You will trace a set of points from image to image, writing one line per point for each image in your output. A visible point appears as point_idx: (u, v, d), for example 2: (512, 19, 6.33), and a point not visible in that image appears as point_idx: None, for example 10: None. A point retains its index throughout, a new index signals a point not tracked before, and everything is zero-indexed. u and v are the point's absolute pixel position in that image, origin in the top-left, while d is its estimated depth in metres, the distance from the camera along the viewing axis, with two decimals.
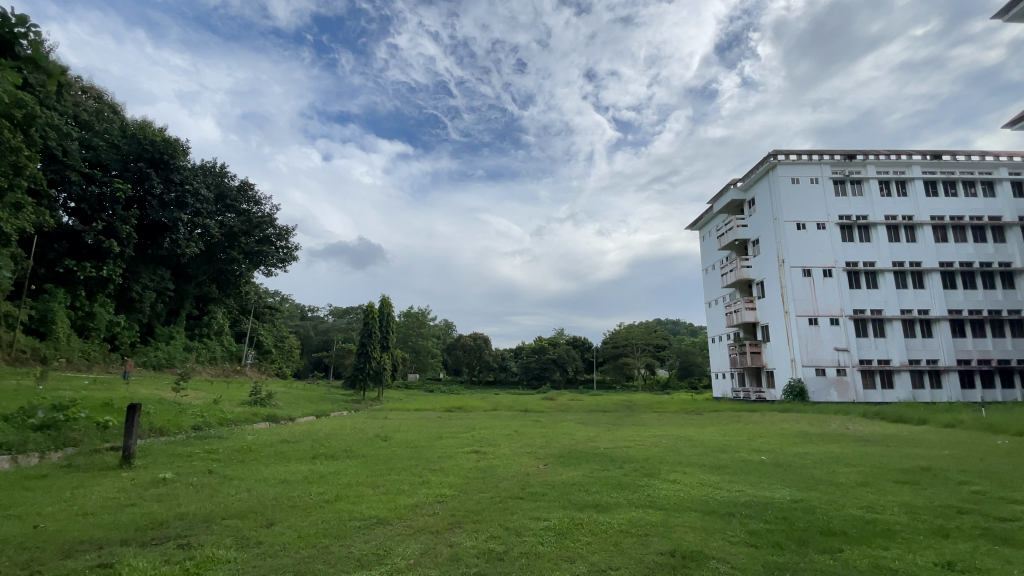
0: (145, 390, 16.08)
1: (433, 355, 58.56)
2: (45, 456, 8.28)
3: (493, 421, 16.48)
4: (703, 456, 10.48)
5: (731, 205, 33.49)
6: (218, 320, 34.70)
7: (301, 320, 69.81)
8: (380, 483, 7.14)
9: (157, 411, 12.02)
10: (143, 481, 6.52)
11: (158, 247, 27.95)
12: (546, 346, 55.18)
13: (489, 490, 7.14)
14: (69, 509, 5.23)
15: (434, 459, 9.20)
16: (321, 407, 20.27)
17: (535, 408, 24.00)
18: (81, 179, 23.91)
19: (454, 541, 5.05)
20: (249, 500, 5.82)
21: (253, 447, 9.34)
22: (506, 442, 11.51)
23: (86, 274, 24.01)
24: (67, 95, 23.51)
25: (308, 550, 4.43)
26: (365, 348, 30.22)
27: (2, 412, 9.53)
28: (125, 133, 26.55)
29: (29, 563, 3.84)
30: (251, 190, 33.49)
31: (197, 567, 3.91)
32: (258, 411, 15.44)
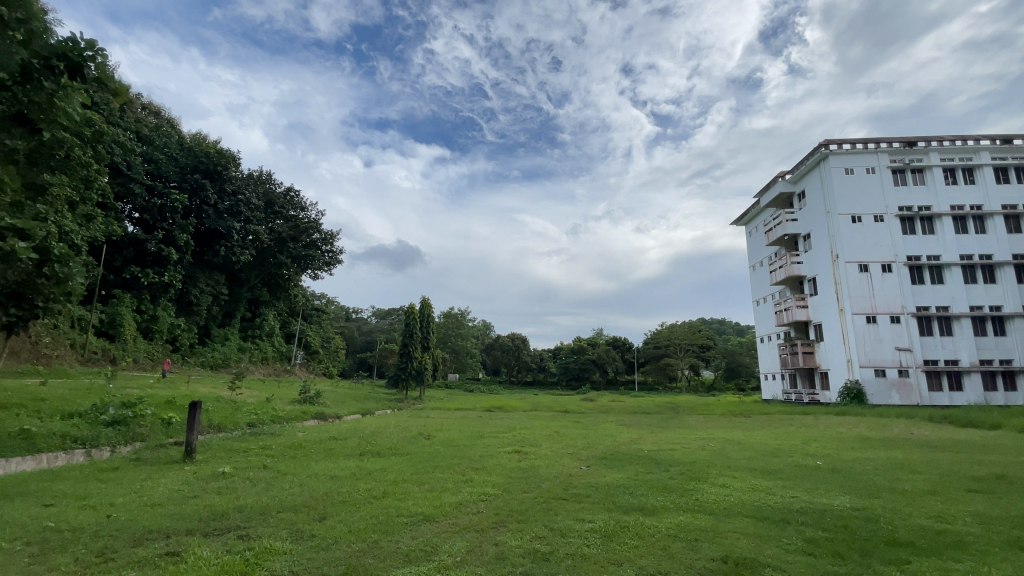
0: (205, 388, 16.96)
1: (472, 355, 59.19)
2: (115, 450, 8.87)
3: (534, 421, 16.43)
4: (755, 460, 10.08)
5: (779, 199, 32.09)
6: (269, 322, 36.28)
7: (346, 321, 72.00)
8: (425, 480, 7.24)
9: (214, 408, 12.62)
10: (204, 475, 6.88)
11: (214, 253, 29.47)
12: (585, 346, 54.63)
13: (533, 491, 7.10)
14: (139, 500, 5.56)
15: (478, 458, 9.26)
16: (366, 405, 20.81)
17: (577, 409, 23.73)
18: (143, 191, 25.46)
19: (499, 540, 5.04)
20: (302, 494, 6.02)
21: (304, 444, 9.68)
22: (549, 442, 11.41)
23: (149, 280, 25.64)
24: (128, 112, 25.20)
25: (359, 544, 4.53)
26: (406, 348, 30.79)
27: (78, 409, 10.28)
28: (182, 146, 28.24)
29: (103, 551, 4.08)
30: (297, 197, 34.83)
31: (257, 557, 4.07)
32: (307, 409, 15.98)
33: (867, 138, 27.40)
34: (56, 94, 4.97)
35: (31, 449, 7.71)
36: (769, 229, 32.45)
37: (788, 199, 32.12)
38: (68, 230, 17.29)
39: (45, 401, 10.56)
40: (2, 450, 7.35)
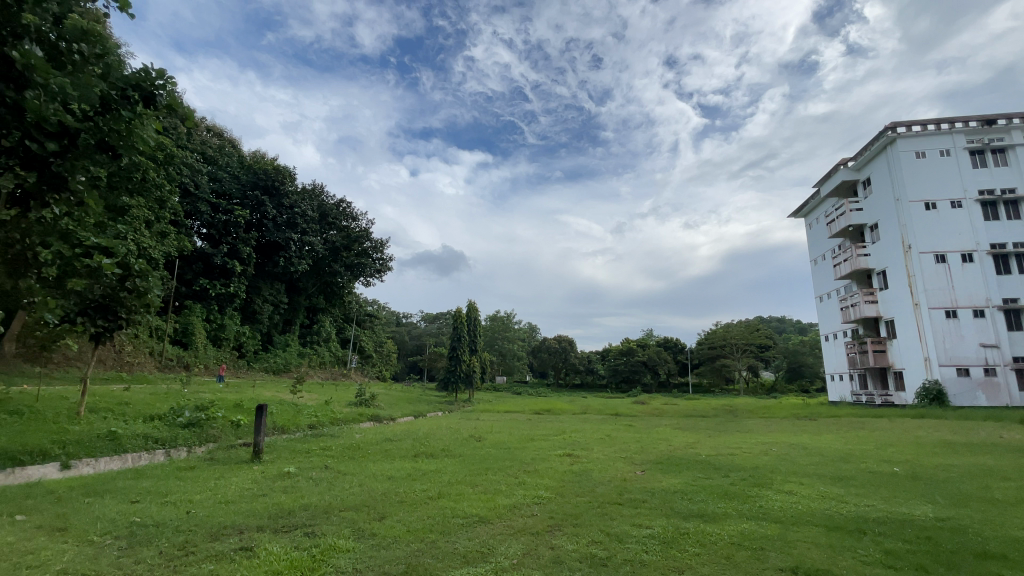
0: (268, 392, 17.87)
1: (519, 357, 59.40)
2: (191, 450, 9.48)
3: (585, 425, 16.19)
4: (823, 466, 9.49)
5: (841, 188, 30.16)
6: (326, 329, 37.86)
7: (396, 326, 74.12)
8: (479, 482, 7.30)
9: (278, 411, 13.34)
10: (271, 474, 7.23)
11: (274, 264, 31.10)
12: (634, 348, 53.46)
13: (587, 495, 6.98)
14: (213, 497, 5.94)
15: (530, 461, 9.21)
16: (419, 408, 21.18)
17: (627, 412, 23.28)
18: (208, 208, 27.24)
19: (555, 544, 4.98)
20: (362, 494, 6.19)
21: (362, 445, 10.02)
22: (601, 446, 11.22)
23: (217, 291, 27.42)
24: (194, 135, 27.17)
25: (418, 544, 4.60)
26: (455, 352, 31.22)
27: (158, 412, 11.13)
28: (243, 165, 30.16)
29: (185, 544, 4.36)
30: (349, 208, 36.19)
31: (322, 554, 4.22)
32: (362, 412, 16.54)
33: (939, 119, 25.33)
34: (134, 121, 5.46)
35: (117, 449, 8.39)
36: (831, 220, 30.57)
37: (851, 188, 30.14)
38: (145, 247, 18.82)
39: (130, 405, 11.49)
40: (93, 450, 8.04)
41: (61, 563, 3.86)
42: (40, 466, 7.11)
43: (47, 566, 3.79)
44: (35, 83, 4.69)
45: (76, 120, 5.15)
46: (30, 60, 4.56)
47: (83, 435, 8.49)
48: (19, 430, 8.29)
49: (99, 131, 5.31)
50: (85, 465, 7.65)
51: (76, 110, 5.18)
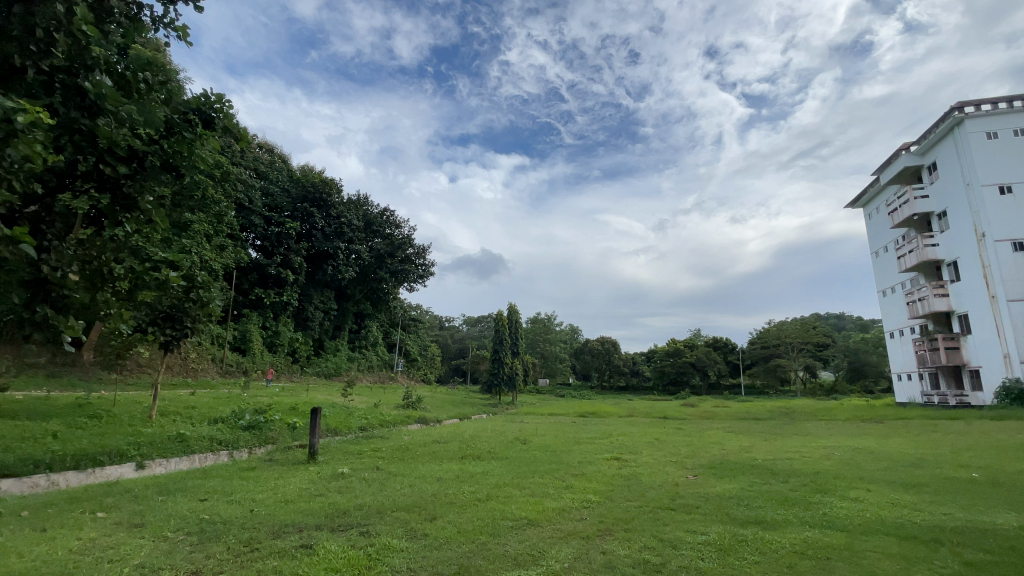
0: (321, 396, 18.56)
1: (562, 360, 58.99)
2: (252, 451, 9.97)
3: (632, 428, 15.87)
4: (892, 471, 8.88)
5: (903, 174, 28.25)
6: (373, 333, 38.99)
7: (440, 330, 75.39)
8: (526, 485, 7.28)
9: (331, 414, 13.84)
10: (326, 475, 7.50)
11: (323, 272, 32.37)
12: (681, 348, 51.99)
13: (637, 499, 6.82)
14: (273, 497, 6.21)
15: (577, 464, 9.12)
16: (463, 411, 21.44)
17: (676, 415, 22.68)
18: (262, 222, 28.69)
19: (606, 549, 4.89)
20: (413, 495, 6.31)
21: (410, 447, 10.21)
22: (650, 450, 10.94)
23: (271, 299, 28.79)
24: (247, 153, 28.72)
25: (469, 545, 4.64)
26: (498, 354, 31.40)
27: (221, 415, 11.78)
28: (293, 179, 31.59)
29: (250, 541, 4.58)
30: (392, 216, 37.13)
31: (377, 553, 4.31)
32: (410, 414, 16.92)
33: (1012, 95, 23.30)
34: (195, 142, 5.86)
35: (185, 450, 8.94)
36: (893, 210, 28.67)
37: (914, 174, 28.15)
38: (206, 260, 20.06)
39: (195, 409, 12.22)
40: (164, 452, 8.59)
41: (140, 557, 4.13)
42: (118, 466, 7.66)
43: (127, 560, 4.07)
44: (106, 111, 5.12)
45: (144, 144, 5.59)
46: (102, 90, 4.97)
47: (155, 437, 9.10)
48: (100, 432, 8.99)
49: (163, 153, 5.72)
50: (157, 465, 8.17)
51: (143, 134, 5.62)
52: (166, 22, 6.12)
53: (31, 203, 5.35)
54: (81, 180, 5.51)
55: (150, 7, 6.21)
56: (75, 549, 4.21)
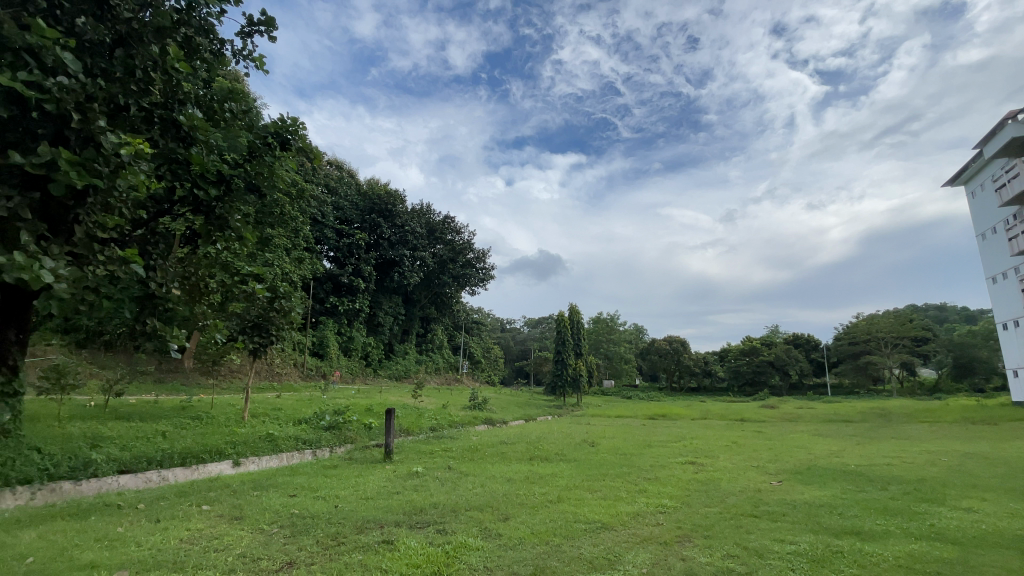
0: (393, 397, 19.37)
1: (627, 360, 57.67)
2: (332, 450, 10.58)
3: (707, 430, 15.19)
4: (1014, 479, 7.83)
5: (1011, 146, 25.03)
6: (438, 336, 40.13)
7: (502, 332, 76.37)
8: (598, 488, 7.16)
9: (404, 414, 14.42)
10: (402, 473, 7.81)
11: (391, 279, 33.78)
12: (757, 346, 49.14)
13: (716, 505, 6.51)
14: (355, 493, 6.53)
15: (650, 467, 8.85)
16: (529, 412, 21.55)
17: (753, 416, 21.42)
18: (334, 234, 30.39)
19: (686, 555, 4.69)
20: (485, 495, 6.40)
21: (479, 447, 10.37)
22: (727, 454, 10.39)
23: (345, 306, 30.42)
24: (319, 170, 30.57)
25: (543, 546, 4.63)
26: (561, 356, 31.20)
27: (305, 416, 12.59)
28: (360, 192, 33.25)
29: (336, 535, 4.84)
30: (453, 222, 38.00)
31: (455, 551, 4.41)
32: (477, 415, 17.21)
33: None
34: (274, 163, 6.32)
35: (274, 449, 9.61)
36: (1001, 186, 25.47)
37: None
38: (287, 272, 21.54)
39: (281, 410, 13.17)
40: (256, 451, 9.30)
41: (240, 547, 4.48)
42: (218, 463, 8.41)
43: (229, 549, 4.44)
44: (198, 141, 5.63)
45: (230, 168, 6.10)
46: (194, 122, 5.48)
47: (248, 436, 9.87)
48: (202, 431, 9.90)
49: (247, 175, 6.21)
50: (251, 463, 8.86)
51: (229, 159, 6.13)
52: (245, 54, 6.67)
53: (139, 226, 5.99)
54: (179, 205, 6.14)
55: (232, 42, 6.80)
56: (184, 539, 4.64)
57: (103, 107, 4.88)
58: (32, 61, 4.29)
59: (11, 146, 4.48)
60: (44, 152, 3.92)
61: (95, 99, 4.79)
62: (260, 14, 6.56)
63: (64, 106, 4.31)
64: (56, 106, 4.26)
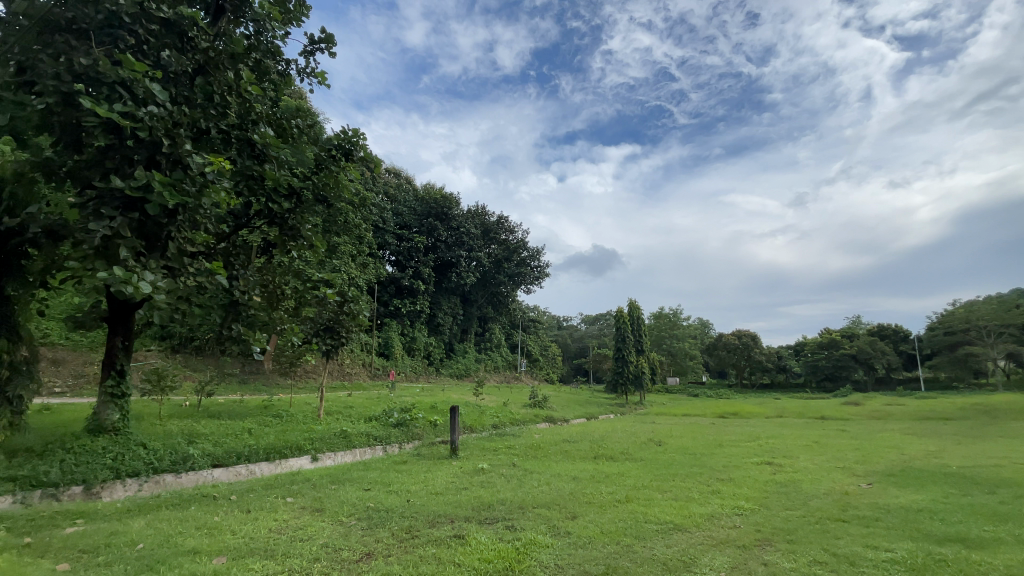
0: (456, 395, 19.82)
1: (692, 357, 55.55)
2: (401, 446, 10.97)
3: (783, 429, 14.32)
4: None
5: None
6: (496, 335, 40.57)
7: (559, 330, 76.14)
8: (668, 488, 6.93)
9: (467, 412, 14.71)
10: (468, 469, 7.96)
11: (449, 280, 34.59)
12: (837, 339, 45.77)
13: (798, 508, 6.10)
14: (425, 488, 6.73)
15: (722, 468, 8.46)
16: (590, 410, 21.30)
17: (836, 414, 19.88)
18: (394, 239, 31.54)
19: (768, 560, 4.44)
20: (551, 493, 6.37)
21: (542, 445, 10.36)
22: (807, 454, 9.72)
23: (407, 308, 31.49)
24: (378, 178, 31.81)
25: (614, 546, 4.54)
26: (621, 353, 30.54)
27: (375, 414, 13.16)
28: (417, 197, 34.30)
29: (410, 529, 5.00)
30: (507, 221, 38.25)
31: (525, 547, 4.42)
32: (539, 413, 17.23)
33: None
34: (338, 173, 6.62)
35: (348, 445, 10.11)
36: None
37: None
38: (352, 277, 22.57)
39: (353, 408, 13.85)
40: (332, 446, 9.83)
41: (323, 538, 4.73)
42: (298, 458, 8.98)
43: (313, 539, 4.71)
44: (271, 157, 6.00)
45: (300, 181, 6.46)
46: (266, 140, 5.89)
47: (324, 433, 10.44)
48: (283, 429, 10.59)
49: (315, 186, 6.54)
50: (327, 458, 9.39)
51: (299, 173, 6.50)
52: (309, 72, 7.06)
53: (223, 239, 6.48)
54: (255, 218, 6.59)
55: (295, 62, 7.20)
56: (273, 529, 4.97)
57: (187, 131, 5.32)
58: (127, 93, 4.74)
59: (111, 171, 4.95)
60: (141, 177, 4.33)
61: (180, 124, 5.22)
62: (320, 32, 6.92)
63: (155, 133, 4.74)
64: (148, 133, 4.68)
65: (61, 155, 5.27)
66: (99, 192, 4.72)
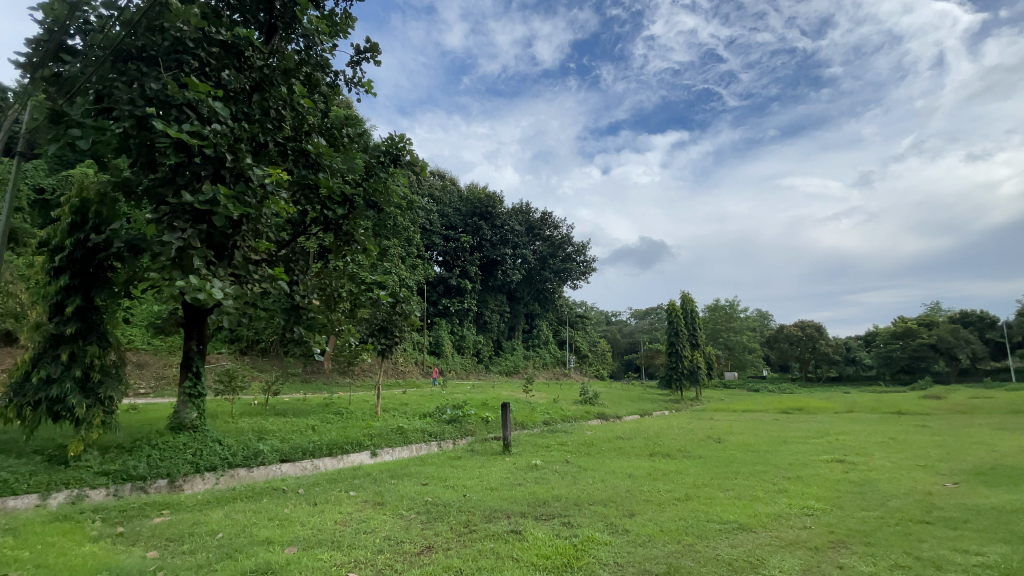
0: (507, 392, 19.98)
1: (750, 350, 53.15)
2: (455, 442, 11.21)
3: (855, 425, 13.45)
4: None
5: None
6: (544, 331, 40.50)
7: (608, 325, 75.14)
8: (731, 486, 6.67)
9: (518, 409, 14.81)
10: (522, 465, 8.00)
11: (495, 278, 34.92)
12: (913, 328, 42.42)
13: (875, 509, 5.69)
14: (481, 484, 6.83)
15: (788, 465, 8.04)
16: (644, 406, 20.87)
17: (913, 409, 18.45)
18: (441, 240, 32.24)
19: (844, 563, 4.18)
20: (607, 490, 6.30)
21: (595, 442, 10.25)
22: (883, 451, 9.05)
23: (455, 306, 32.06)
24: (423, 182, 32.58)
25: (675, 545, 4.41)
26: (674, 347, 29.64)
27: (429, 411, 13.50)
28: (461, 198, 34.85)
29: (468, 523, 5.08)
30: (551, 217, 38.03)
31: (582, 544, 4.39)
32: (590, 410, 17.07)
33: None
34: (387, 179, 6.86)
35: (405, 440, 10.42)
36: None
37: None
38: (403, 278, 23.17)
39: (407, 405, 14.26)
40: (390, 442, 10.18)
41: (385, 530, 4.90)
42: (359, 453, 9.37)
43: (377, 532, 4.88)
44: (325, 166, 6.28)
45: (352, 188, 6.71)
46: (320, 149, 6.17)
47: (382, 429, 10.83)
48: (343, 425, 11.04)
49: (366, 192, 6.77)
50: (386, 453, 9.74)
51: (351, 180, 6.76)
52: (356, 82, 7.30)
53: (282, 246, 6.84)
54: (311, 225, 6.90)
55: (343, 72, 7.44)
56: (338, 521, 5.20)
57: (248, 145, 5.63)
58: (194, 114, 5.09)
59: (181, 187, 5.29)
60: (209, 190, 4.60)
61: (241, 140, 5.54)
62: (365, 42, 7.11)
63: (220, 149, 5.04)
64: (214, 150, 4.99)
65: (139, 175, 5.75)
66: (172, 207, 5.07)
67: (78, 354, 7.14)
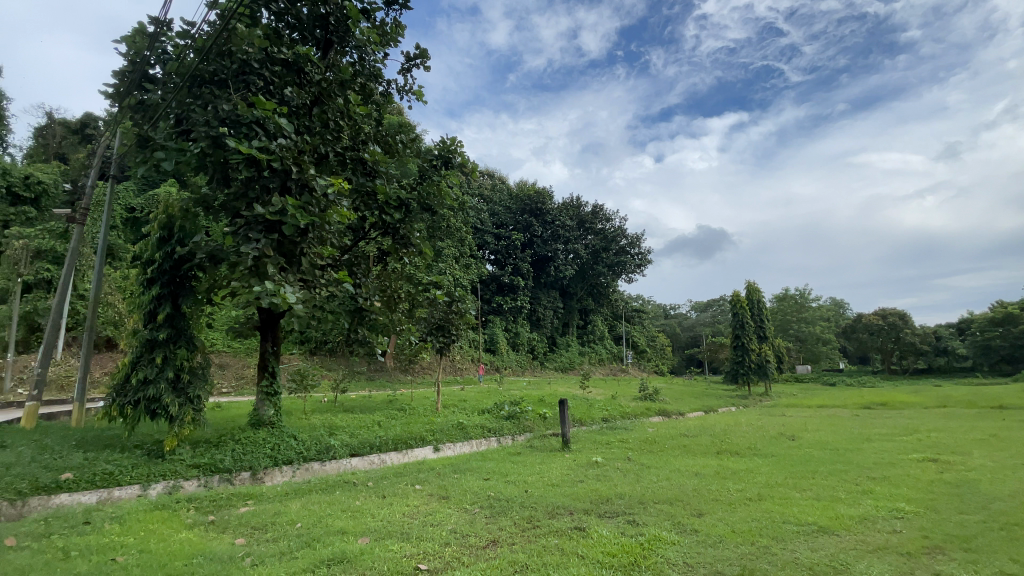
0: (564, 389, 19.87)
1: (824, 341, 49.76)
2: (514, 438, 11.30)
3: (950, 421, 12.25)
4: None
5: None
6: (599, 327, 39.92)
7: (667, 319, 72.88)
8: (807, 486, 6.28)
9: (576, 405, 14.71)
10: (582, 462, 7.94)
11: (548, 274, 34.82)
12: (1016, 313, 38.03)
13: (977, 512, 5.16)
14: (542, 480, 6.84)
15: (871, 465, 7.46)
16: (708, 402, 20.08)
17: (1019, 403, 16.55)
18: (492, 238, 32.56)
19: (942, 570, 3.82)
20: (672, 488, 6.13)
21: (657, 439, 10.00)
22: (984, 450, 8.19)
23: (509, 304, 32.26)
24: (473, 182, 33.06)
25: (749, 547, 4.21)
26: (739, 340, 28.27)
27: (487, 408, 13.67)
28: (511, 196, 35.02)
29: (531, 519, 5.10)
30: (602, 210, 37.40)
31: (649, 543, 4.29)
32: (651, 406, 16.64)
33: None
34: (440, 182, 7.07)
35: (465, 436, 10.63)
36: None
37: None
38: (457, 278, 23.63)
39: (466, 402, 14.53)
40: (452, 437, 10.43)
41: (451, 524, 5.02)
42: (422, 448, 9.67)
43: (443, 524, 5.01)
44: (381, 173, 6.53)
45: (407, 193, 6.96)
46: (376, 157, 6.42)
47: (443, 425, 11.11)
48: (406, 422, 11.42)
49: (421, 196, 7.02)
50: (448, 448, 10.00)
51: (406, 185, 7.03)
52: (407, 89, 7.52)
53: (345, 251, 7.09)
54: (371, 230, 7.17)
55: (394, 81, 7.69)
56: (406, 513, 5.39)
57: (310, 157, 5.93)
58: (262, 131, 5.43)
59: (253, 200, 5.64)
60: (278, 202, 4.92)
61: (304, 152, 5.85)
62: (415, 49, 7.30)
63: (286, 162, 5.36)
64: (281, 164, 5.31)
65: (215, 191, 6.18)
66: (247, 219, 5.44)
67: (170, 356, 7.82)
